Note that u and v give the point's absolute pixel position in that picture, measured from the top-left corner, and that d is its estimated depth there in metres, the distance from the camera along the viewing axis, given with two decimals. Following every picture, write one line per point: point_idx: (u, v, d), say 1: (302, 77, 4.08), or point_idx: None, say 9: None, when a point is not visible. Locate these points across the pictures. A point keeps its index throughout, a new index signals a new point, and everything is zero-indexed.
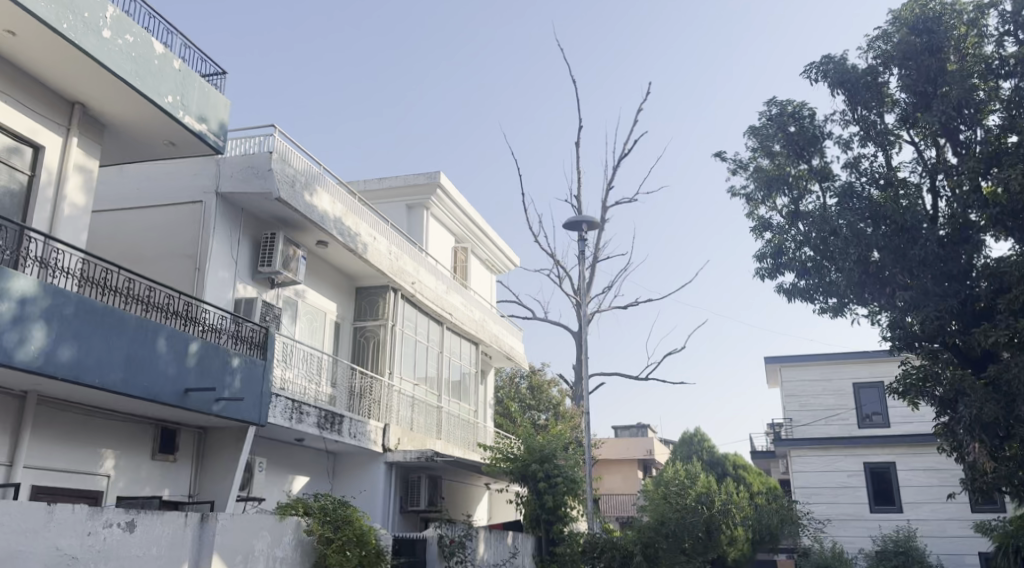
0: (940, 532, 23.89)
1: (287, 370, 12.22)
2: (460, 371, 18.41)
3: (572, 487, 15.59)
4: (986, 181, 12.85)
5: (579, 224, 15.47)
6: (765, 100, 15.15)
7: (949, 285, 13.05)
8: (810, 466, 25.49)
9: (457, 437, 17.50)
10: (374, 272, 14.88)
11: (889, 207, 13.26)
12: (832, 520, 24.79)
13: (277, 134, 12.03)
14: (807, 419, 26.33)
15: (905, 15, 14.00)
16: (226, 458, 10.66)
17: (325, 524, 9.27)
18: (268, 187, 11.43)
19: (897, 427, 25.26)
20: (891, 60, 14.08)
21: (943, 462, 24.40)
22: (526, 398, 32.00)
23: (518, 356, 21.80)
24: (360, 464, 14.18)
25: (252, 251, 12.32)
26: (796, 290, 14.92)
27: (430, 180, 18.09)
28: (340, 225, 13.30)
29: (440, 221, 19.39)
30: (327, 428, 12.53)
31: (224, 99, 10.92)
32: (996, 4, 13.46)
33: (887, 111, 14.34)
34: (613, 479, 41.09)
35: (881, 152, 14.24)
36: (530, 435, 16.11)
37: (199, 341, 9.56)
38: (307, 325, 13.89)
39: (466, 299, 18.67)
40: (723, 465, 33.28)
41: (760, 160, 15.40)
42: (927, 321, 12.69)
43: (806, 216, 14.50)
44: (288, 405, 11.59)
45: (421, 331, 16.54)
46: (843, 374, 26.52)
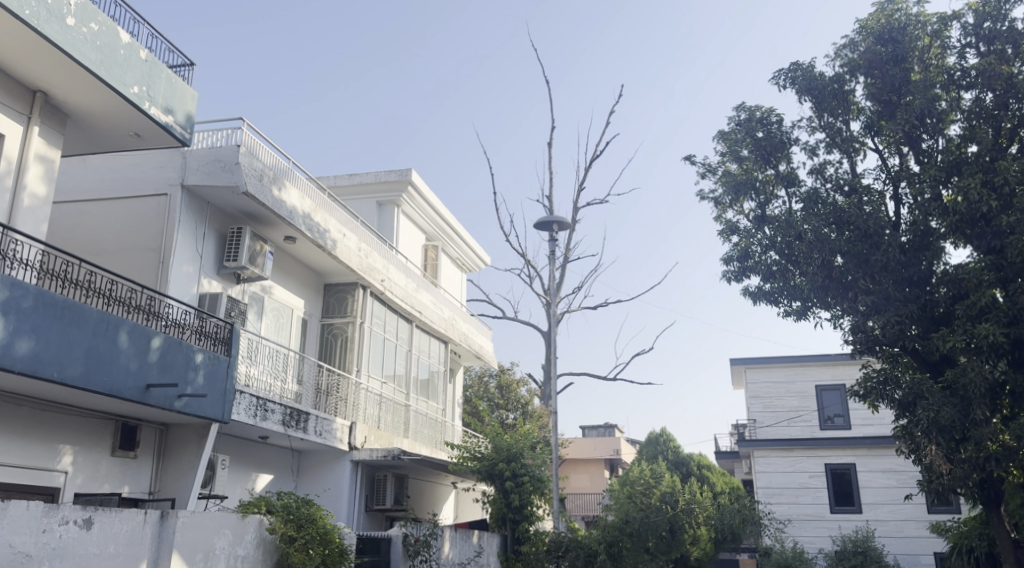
0: (898, 533, 24.36)
1: (252, 367, 12.09)
2: (429, 369, 18.38)
3: (538, 485, 15.72)
4: (947, 189, 13.15)
5: (549, 224, 15.52)
6: (734, 105, 15.29)
7: (911, 289, 13.20)
8: (771, 467, 25.81)
9: (425, 436, 17.47)
10: (342, 269, 14.78)
11: (853, 213, 13.52)
12: (793, 520, 25.15)
13: (246, 126, 11.89)
14: (770, 421, 26.69)
15: (871, 25, 14.24)
16: (187, 454, 10.52)
17: (287, 523, 9.19)
18: (235, 180, 11.30)
19: (858, 429, 25.83)
20: (857, 68, 14.30)
21: (901, 464, 24.87)
22: (495, 398, 32.04)
23: (487, 355, 21.80)
24: (325, 462, 14.11)
25: (218, 246, 12.18)
26: (761, 293, 15.10)
27: (401, 177, 18.01)
28: (308, 220, 13.19)
29: (410, 218, 19.32)
30: (292, 425, 12.43)
31: (191, 91, 10.80)
32: (959, 16, 13.75)
33: (853, 118, 14.57)
34: (579, 478, 41.32)
35: (846, 159, 14.46)
36: (497, 435, 16.04)
37: (162, 336, 9.44)
38: (274, 321, 13.76)
39: (436, 297, 18.63)
40: (688, 465, 33.57)
41: (728, 165, 15.55)
42: (888, 325, 12.96)
43: (773, 220, 14.69)
44: (252, 402, 11.46)
45: (390, 329, 16.48)
46: (807, 377, 26.93)
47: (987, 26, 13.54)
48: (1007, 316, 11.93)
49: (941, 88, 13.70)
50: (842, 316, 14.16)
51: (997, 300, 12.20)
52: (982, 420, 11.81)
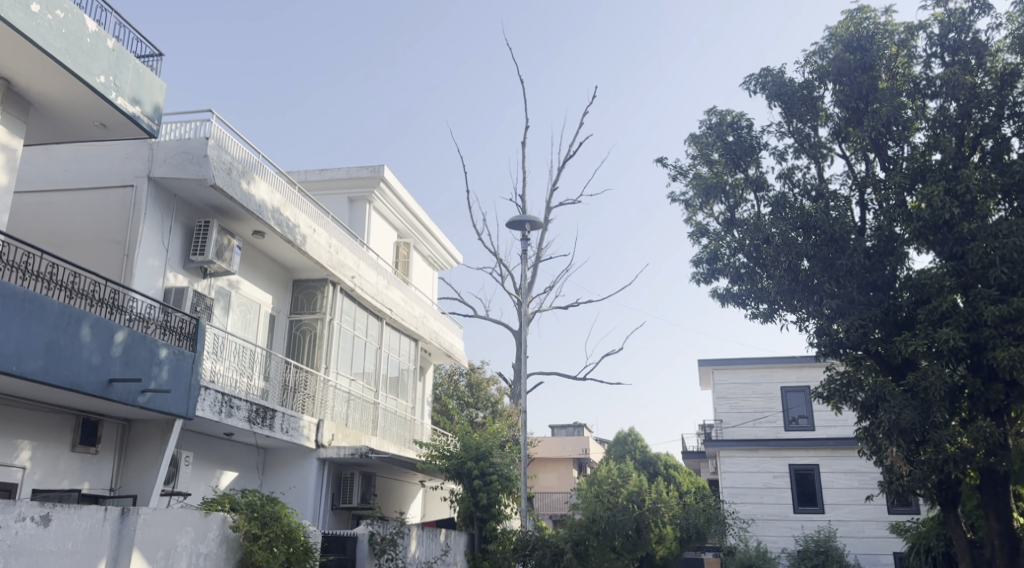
0: (859, 533, 24.77)
1: (217, 362, 11.95)
2: (398, 367, 18.31)
3: (506, 484, 15.76)
4: (911, 196, 13.38)
5: (521, 223, 15.53)
6: (706, 109, 15.45)
7: (874, 294, 13.44)
8: (736, 467, 26.11)
9: (393, 434, 17.41)
10: (312, 265, 14.66)
11: (819, 218, 13.73)
12: (757, 520, 25.46)
13: (215, 119, 11.74)
14: (736, 421, 26.98)
15: (841, 33, 14.47)
16: (150, 450, 10.38)
17: (252, 520, 9.09)
18: (203, 173, 11.16)
19: (822, 430, 26.18)
20: (826, 75, 14.51)
21: (863, 465, 25.29)
22: (465, 396, 32.00)
23: (457, 353, 21.78)
24: (291, 460, 14.00)
25: (184, 239, 12.02)
26: (729, 295, 15.27)
27: (373, 173, 17.92)
28: (278, 215, 13.07)
29: (382, 215, 19.24)
30: (258, 422, 12.31)
31: (159, 81, 10.65)
32: (925, 26, 14.01)
33: (821, 124, 14.78)
34: (548, 477, 41.46)
35: (814, 165, 14.66)
36: (467, 434, 16.08)
37: (126, 330, 9.31)
38: (240, 317, 13.62)
39: (407, 294, 18.55)
40: (655, 465, 33.85)
41: (699, 168, 15.70)
42: (852, 328, 13.14)
43: (741, 223, 14.88)
44: (217, 398, 11.33)
45: (360, 326, 16.39)
46: (772, 379, 27.27)
47: (952, 36, 13.81)
48: (967, 322, 12.18)
49: (907, 96, 13.96)
50: (808, 318, 14.36)
51: (957, 305, 12.45)
52: (941, 422, 12.03)
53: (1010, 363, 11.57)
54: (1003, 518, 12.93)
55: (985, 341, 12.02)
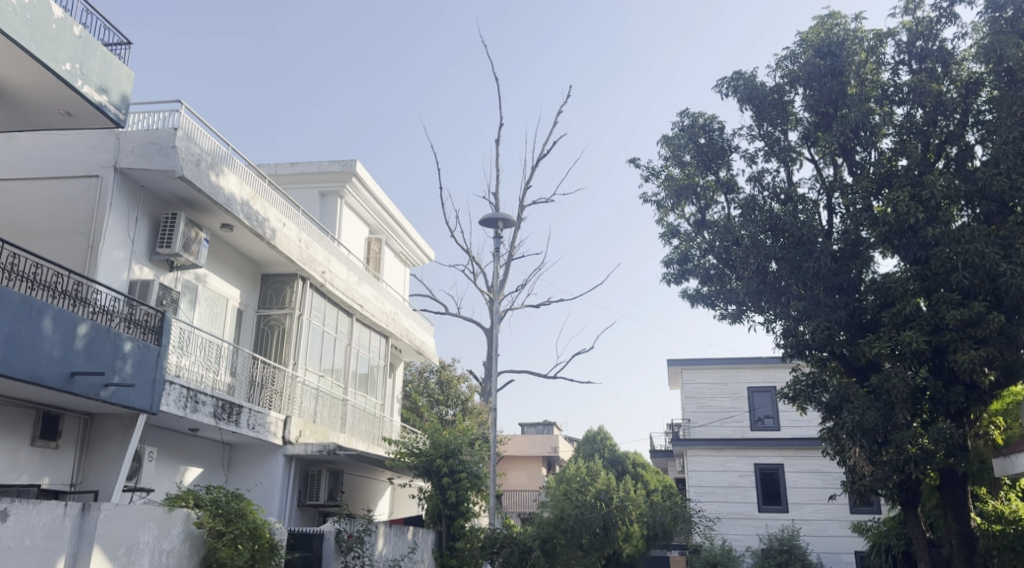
0: (822, 532, 25.14)
1: (183, 357, 11.80)
2: (368, 363, 18.22)
3: (475, 482, 15.76)
4: (877, 201, 13.58)
5: (494, 221, 15.51)
6: (678, 111, 15.56)
7: (840, 297, 13.64)
8: (703, 466, 26.39)
9: (362, 431, 17.32)
10: (281, 259, 14.52)
11: (787, 220, 13.93)
12: (722, 518, 25.76)
13: (184, 110, 11.59)
14: (704, 421, 27.23)
15: (812, 38, 14.65)
16: (112, 444, 10.22)
17: (217, 517, 8.95)
18: (171, 165, 11.01)
19: (787, 429, 26.50)
20: (797, 80, 14.71)
21: (827, 465, 25.65)
22: (435, 393, 31.94)
23: (428, 351, 21.73)
24: (257, 456, 13.87)
25: (151, 231, 11.85)
26: (699, 296, 15.40)
27: (345, 168, 17.78)
28: (247, 208, 12.92)
29: (353, 210, 19.10)
30: (224, 418, 12.18)
31: (127, 71, 10.49)
32: (893, 34, 14.24)
33: (791, 128, 14.93)
34: (517, 475, 41.52)
35: (783, 168, 14.83)
36: (436, 432, 16.04)
37: (89, 323, 9.16)
38: (207, 311, 13.46)
39: (377, 290, 18.45)
40: (623, 463, 34.04)
41: (671, 169, 15.82)
42: (818, 329, 13.32)
43: (712, 225, 15.03)
44: (182, 393, 11.19)
45: (329, 322, 16.27)
46: (740, 379, 27.57)
47: (919, 44, 14.05)
48: (929, 325, 12.40)
49: (875, 102, 14.19)
50: (775, 319, 14.52)
51: (920, 309, 12.68)
52: (903, 423, 12.25)
53: (970, 365, 11.82)
54: (961, 519, 13.17)
55: (947, 344, 12.26)
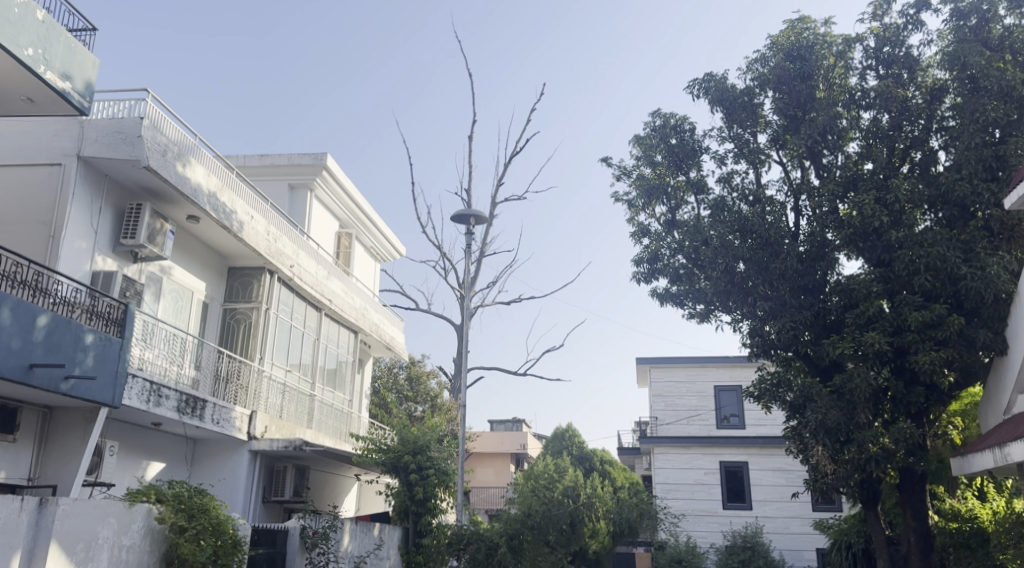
0: (784, 530, 25.50)
1: (146, 350, 11.63)
2: (337, 359, 18.11)
3: (443, 479, 15.73)
4: (843, 204, 13.78)
5: (466, 217, 15.47)
6: (650, 111, 15.65)
7: (805, 297, 13.82)
8: (669, 463, 26.62)
9: (329, 427, 17.18)
10: (249, 252, 14.35)
11: (755, 221, 14.11)
12: (687, 515, 25.99)
13: (150, 98, 11.40)
14: (671, 419, 27.45)
15: (782, 42, 14.80)
16: (72, 438, 10.04)
17: (178, 512, 8.83)
18: (136, 154, 10.82)
19: (752, 428, 26.82)
20: (767, 83, 14.85)
21: (790, 464, 26.02)
22: (404, 389, 31.84)
23: (398, 347, 21.64)
24: (221, 451, 13.72)
25: (115, 222, 11.65)
26: (668, 295, 15.51)
27: (315, 161, 17.62)
28: (214, 200, 12.74)
29: (323, 204, 18.94)
30: (188, 412, 12.02)
31: (92, 57, 10.30)
32: (861, 39, 14.45)
33: (760, 130, 15.07)
34: (485, 472, 41.53)
35: (752, 170, 14.98)
36: (404, 427, 15.96)
37: (50, 315, 8.99)
38: (172, 304, 13.27)
39: (347, 285, 18.33)
40: (591, 460, 34.21)
41: (642, 169, 15.92)
42: (783, 329, 13.49)
43: (682, 225, 15.15)
44: (145, 387, 11.03)
45: (297, 316, 16.13)
46: (706, 378, 27.87)
47: (887, 50, 14.27)
48: (892, 326, 12.60)
49: (842, 106, 14.40)
50: (742, 319, 14.67)
51: (883, 310, 12.88)
52: (865, 423, 12.46)
53: (931, 366, 12.06)
54: (920, 517, 13.47)
55: (908, 345, 12.46)
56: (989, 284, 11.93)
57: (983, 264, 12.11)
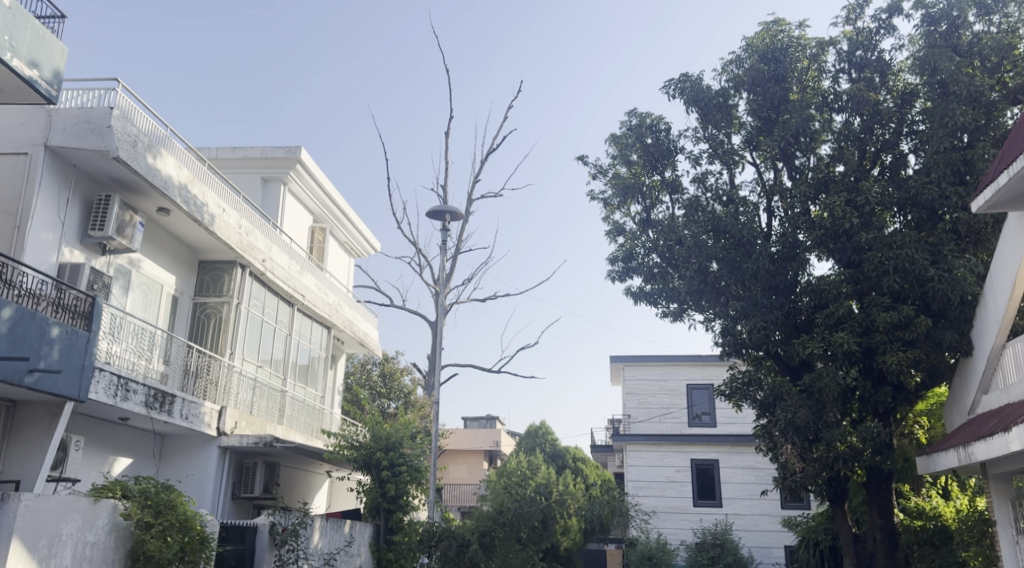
0: (753, 527, 25.78)
1: (114, 344, 11.46)
2: (309, 355, 17.99)
3: (415, 476, 15.69)
4: (815, 205, 13.93)
5: (441, 213, 15.42)
6: (626, 111, 15.71)
7: (776, 297, 13.95)
8: (641, 461, 26.77)
9: (301, 423, 17.04)
10: (220, 246, 14.18)
11: (729, 222, 14.24)
12: (658, 512, 26.15)
13: (121, 88, 11.21)
14: (643, 416, 27.60)
15: (757, 43, 14.93)
16: (35, 432, 9.83)
17: (145, 508, 8.71)
18: (106, 145, 10.65)
19: (723, 426, 27.07)
20: (741, 84, 14.95)
21: (760, 462, 26.31)
22: (377, 385, 31.72)
23: (371, 343, 21.51)
24: (190, 446, 13.57)
25: (83, 213, 11.46)
26: (642, 294, 15.59)
27: (289, 155, 17.45)
28: (185, 192, 12.57)
29: (297, 198, 18.77)
30: (156, 407, 11.87)
31: (60, 45, 10.12)
32: (835, 43, 14.61)
33: (734, 132, 15.21)
34: (458, 469, 41.49)
35: (726, 170, 15.10)
36: (377, 424, 15.88)
37: (13, 306, 8.81)
38: (141, 297, 13.09)
39: (321, 281, 18.20)
40: (564, 458, 34.29)
41: (618, 168, 15.99)
42: (755, 329, 13.60)
43: (657, 224, 15.23)
44: (112, 381, 10.87)
45: (269, 311, 15.99)
46: (679, 376, 28.08)
47: (859, 54, 14.43)
48: (860, 327, 12.76)
49: (815, 109, 14.55)
50: (714, 318, 14.81)
51: (852, 311, 13.05)
52: (833, 422, 12.62)
53: (898, 366, 12.25)
54: (886, 514, 13.69)
55: (877, 345, 12.64)
56: (956, 286, 12.15)
57: (950, 265, 12.32)
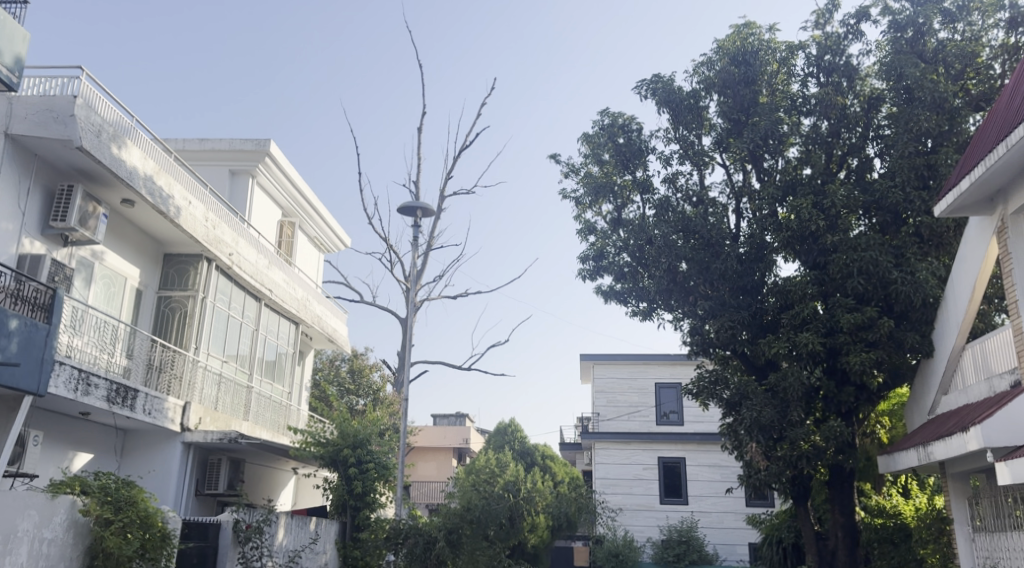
0: (719, 524, 26.07)
1: (75, 337, 11.24)
2: (276, 350, 17.82)
3: (383, 473, 15.62)
4: (782, 207, 14.10)
5: (413, 209, 15.34)
6: (598, 110, 15.78)
7: (743, 298, 14.11)
8: (609, 458, 26.93)
9: (267, 419, 16.86)
10: (186, 239, 13.97)
11: (698, 222, 14.38)
12: (625, 509, 26.34)
13: (85, 76, 10.98)
14: (612, 414, 27.76)
15: (728, 46, 15.06)
16: None
17: (105, 505, 8.54)
18: (69, 134, 10.44)
19: (690, 425, 27.32)
20: (712, 86, 15.05)
21: (725, 460, 26.56)
22: (345, 382, 31.56)
23: (341, 339, 21.36)
24: (153, 441, 13.37)
25: (45, 203, 11.25)
26: (612, 293, 15.67)
27: (258, 147, 17.23)
28: (151, 183, 12.36)
29: (265, 191, 18.54)
30: (118, 402, 11.68)
31: (22, 32, 9.90)
32: (804, 47, 14.79)
33: (705, 133, 15.35)
34: (427, 466, 41.41)
35: (696, 171, 15.22)
36: (344, 420, 15.77)
37: None
38: (103, 290, 12.87)
39: (289, 276, 18.02)
40: (532, 455, 34.38)
41: (590, 167, 16.06)
42: (722, 329, 13.72)
43: (627, 224, 15.30)
44: (73, 374, 10.67)
45: (235, 306, 15.80)
46: (647, 375, 28.26)
47: (828, 58, 14.61)
48: (825, 327, 12.93)
49: (784, 112, 14.68)
50: (683, 318, 14.95)
51: (817, 312, 13.21)
52: (797, 421, 12.80)
53: (861, 367, 12.45)
54: (847, 512, 13.90)
55: (840, 346, 12.82)
56: (918, 289, 12.36)
57: (913, 268, 12.54)
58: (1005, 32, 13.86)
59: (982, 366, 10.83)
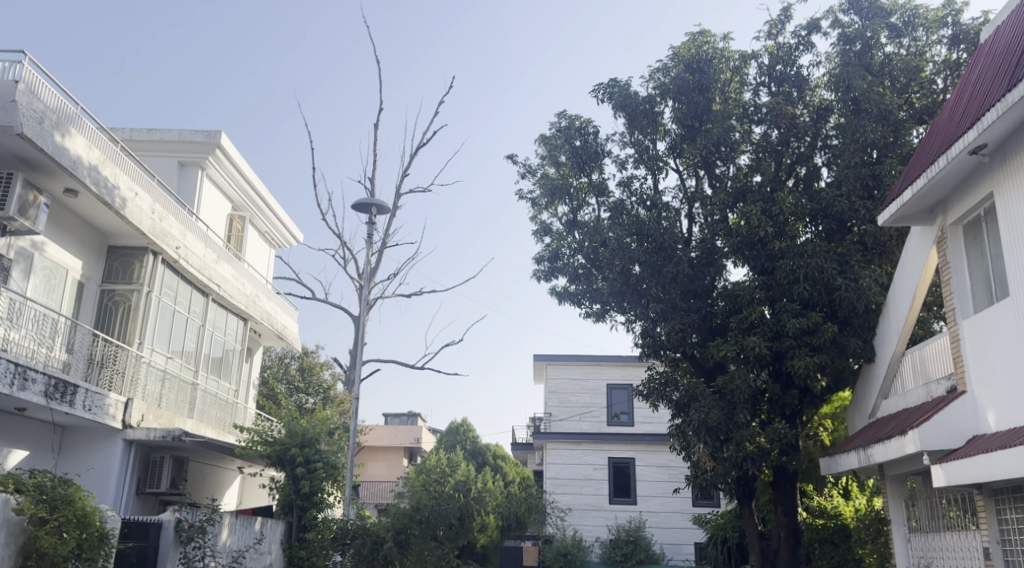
0: (666, 523, 26.38)
1: (12, 330, 10.87)
2: (223, 347, 17.51)
3: (331, 472, 15.44)
4: (733, 213, 14.37)
5: (368, 206, 15.25)
6: (557, 112, 15.88)
7: (694, 301, 14.36)
8: (560, 459, 27.06)
9: (213, 417, 16.55)
10: (131, 231, 13.63)
11: (651, 226, 14.47)
12: (574, 509, 26.54)
13: (28, 61, 10.63)
14: (564, 415, 27.93)
15: (683, 53, 15.23)
16: None
17: (39, 503, 8.25)
18: (8, 120, 10.10)
19: (640, 425, 27.57)
20: (667, 92, 15.20)
21: (674, 461, 26.90)
22: (295, 380, 31.15)
23: (291, 336, 21.09)
24: (92, 438, 13.02)
25: None
26: (566, 294, 15.74)
27: (208, 139, 16.89)
28: (95, 173, 12.04)
29: (214, 184, 18.17)
30: (56, 397, 11.35)
31: None
32: (757, 56, 15.08)
33: (659, 138, 15.54)
34: (377, 466, 41.07)
35: (650, 176, 15.40)
36: (292, 419, 15.57)
37: None
38: (43, 282, 12.50)
39: (238, 271, 17.72)
40: (484, 455, 34.38)
41: (547, 168, 16.13)
42: (673, 331, 13.89)
43: (582, 226, 15.42)
44: (9, 369, 10.34)
45: (182, 300, 15.47)
46: (599, 375, 28.49)
47: (779, 68, 14.92)
48: (771, 331, 13.17)
49: (736, 120, 14.95)
50: (635, 320, 15.11)
51: (765, 316, 13.45)
52: (743, 423, 13.02)
53: (805, 371, 12.75)
54: (790, 513, 14.16)
55: (786, 350, 13.08)
56: (861, 296, 12.70)
57: (856, 276, 12.90)
58: (948, 49, 14.32)
59: (920, 372, 11.15)
